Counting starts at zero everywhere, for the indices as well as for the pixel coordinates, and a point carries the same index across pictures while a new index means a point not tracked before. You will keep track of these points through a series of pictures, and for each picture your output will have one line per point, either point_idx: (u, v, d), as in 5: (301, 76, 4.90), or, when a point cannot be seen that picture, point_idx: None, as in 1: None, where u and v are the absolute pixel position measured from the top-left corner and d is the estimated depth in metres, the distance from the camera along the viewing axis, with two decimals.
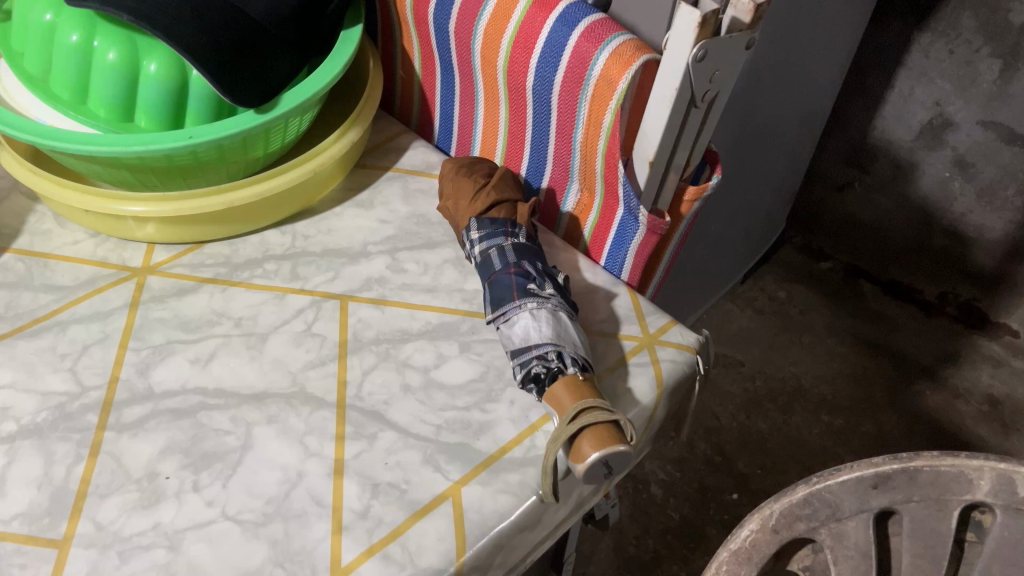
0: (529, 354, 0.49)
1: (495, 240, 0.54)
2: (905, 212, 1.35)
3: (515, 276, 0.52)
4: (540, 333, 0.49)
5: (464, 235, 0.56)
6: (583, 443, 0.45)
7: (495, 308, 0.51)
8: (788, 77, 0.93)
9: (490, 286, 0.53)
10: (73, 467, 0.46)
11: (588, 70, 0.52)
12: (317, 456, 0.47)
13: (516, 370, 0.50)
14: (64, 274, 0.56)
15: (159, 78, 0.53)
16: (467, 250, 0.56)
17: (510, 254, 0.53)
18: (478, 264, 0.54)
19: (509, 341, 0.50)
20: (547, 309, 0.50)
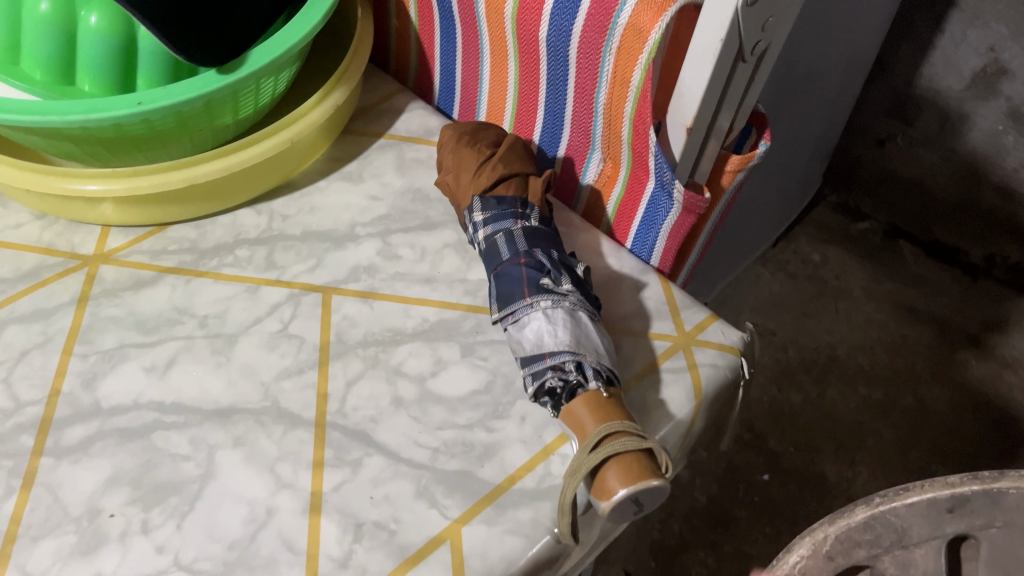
0: (543, 363, 0.41)
1: (503, 223, 0.46)
2: (954, 167, 1.23)
3: (526, 269, 0.43)
4: (556, 340, 0.40)
5: (467, 216, 0.48)
6: (608, 475, 0.37)
7: (503, 306, 0.43)
8: (833, 19, 0.82)
9: (497, 280, 0.44)
10: (2, 503, 0.39)
11: (613, 17, 0.43)
12: (290, 488, 0.39)
13: (527, 382, 0.42)
14: (4, 263, 0.49)
15: (101, 33, 0.45)
16: (471, 235, 0.48)
17: (520, 241, 0.45)
18: (482, 253, 0.46)
19: (519, 347, 0.42)
20: (566, 310, 0.42)
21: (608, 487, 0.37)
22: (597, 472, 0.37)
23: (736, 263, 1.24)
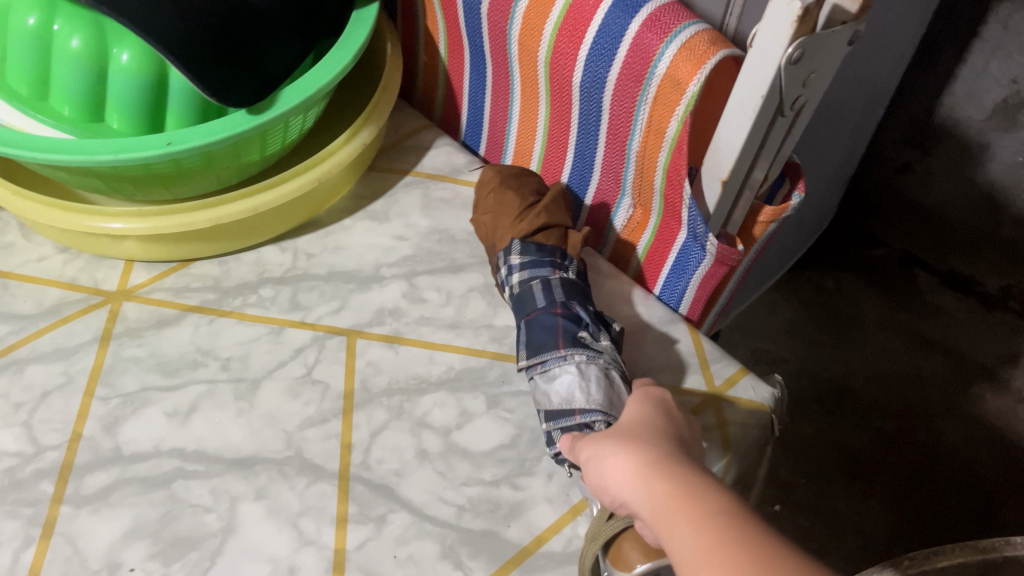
0: (572, 419, 0.40)
1: (540, 270, 0.45)
2: (973, 202, 1.18)
3: (563, 321, 0.43)
4: (588, 397, 0.40)
5: (502, 258, 0.47)
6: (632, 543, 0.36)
7: (533, 354, 0.42)
8: (863, 52, 0.80)
9: (530, 327, 0.44)
10: (22, 553, 0.38)
11: (651, 68, 0.42)
12: (313, 545, 0.39)
13: (550, 437, 0.41)
14: (25, 298, 0.48)
15: (131, 71, 0.44)
16: (502, 278, 0.47)
17: (559, 292, 0.44)
18: (514, 298, 0.45)
19: (546, 399, 0.41)
20: (600, 368, 0.41)
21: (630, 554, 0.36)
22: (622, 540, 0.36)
23: (749, 291, 1.23)
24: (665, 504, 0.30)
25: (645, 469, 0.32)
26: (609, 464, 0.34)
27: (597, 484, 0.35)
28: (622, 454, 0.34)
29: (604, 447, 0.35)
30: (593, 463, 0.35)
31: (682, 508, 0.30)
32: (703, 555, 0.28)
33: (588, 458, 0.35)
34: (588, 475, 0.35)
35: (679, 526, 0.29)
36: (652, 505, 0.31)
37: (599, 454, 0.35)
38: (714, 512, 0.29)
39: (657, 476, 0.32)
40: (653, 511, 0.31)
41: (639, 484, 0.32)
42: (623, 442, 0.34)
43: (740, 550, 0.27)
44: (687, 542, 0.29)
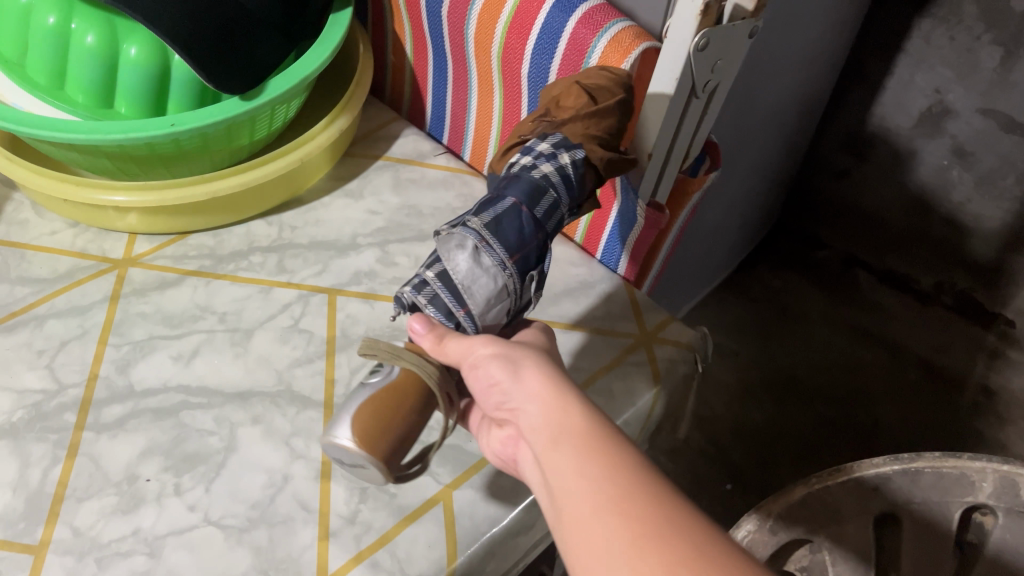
0: (458, 303, 0.41)
1: (564, 192, 0.44)
2: (905, 203, 1.20)
3: (533, 244, 0.42)
4: (481, 315, 0.41)
5: (558, 144, 0.45)
6: (395, 423, 0.36)
7: (491, 234, 0.41)
8: (793, 60, 0.88)
9: (510, 212, 0.42)
10: (50, 470, 0.44)
11: (586, 58, 0.50)
12: (304, 458, 0.45)
13: (427, 287, 0.41)
14: (42, 265, 0.54)
15: (140, 63, 0.51)
16: (539, 150, 0.45)
17: (550, 224, 0.44)
18: (517, 179, 0.43)
19: (459, 269, 0.41)
20: (508, 302, 0.42)
21: (390, 420, 0.36)
22: (406, 412, 0.36)
23: (701, 286, 1.30)
24: (574, 438, 0.31)
25: (561, 400, 0.33)
26: (520, 378, 0.35)
27: (488, 386, 0.36)
28: (537, 378, 0.34)
29: (520, 359, 0.35)
30: (497, 370, 0.36)
31: (593, 448, 0.30)
32: (605, 498, 0.28)
33: (493, 358, 0.36)
34: (477, 374, 0.36)
35: (586, 464, 0.30)
36: (559, 435, 0.32)
37: (511, 366, 0.35)
38: (623, 459, 0.30)
39: (571, 409, 0.32)
40: (558, 440, 0.31)
41: (550, 410, 0.33)
42: (540, 364, 0.35)
43: (643, 502, 0.28)
44: (592, 479, 0.29)
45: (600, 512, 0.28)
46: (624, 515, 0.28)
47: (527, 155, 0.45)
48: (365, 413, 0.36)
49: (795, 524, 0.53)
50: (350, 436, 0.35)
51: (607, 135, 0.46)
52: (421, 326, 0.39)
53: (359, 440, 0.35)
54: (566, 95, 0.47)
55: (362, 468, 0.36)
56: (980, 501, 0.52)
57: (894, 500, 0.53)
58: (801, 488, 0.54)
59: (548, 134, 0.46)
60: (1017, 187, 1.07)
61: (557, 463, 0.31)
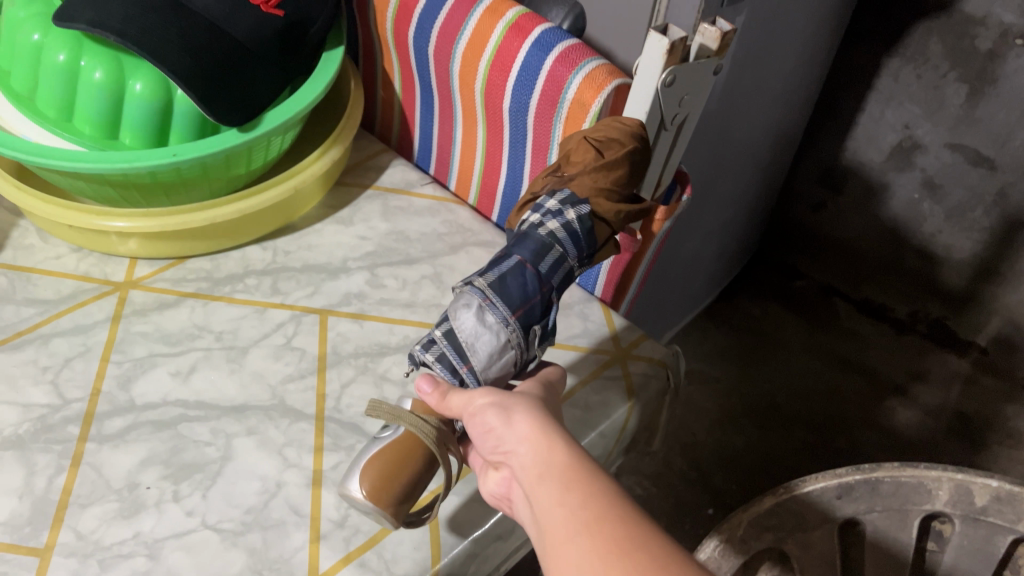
0: (461, 362, 0.42)
1: (571, 248, 0.44)
2: (879, 232, 1.24)
3: (537, 299, 0.43)
4: (484, 370, 0.42)
5: (567, 199, 0.44)
6: (399, 479, 0.39)
7: (494, 292, 0.42)
8: (765, 96, 0.91)
9: (514, 272, 0.43)
10: (55, 478, 0.46)
11: (562, 94, 0.54)
12: (296, 467, 0.48)
13: (434, 346, 0.43)
14: (47, 287, 0.57)
15: (144, 98, 0.54)
16: (547, 207, 0.44)
17: (557, 277, 0.44)
18: (524, 238, 0.44)
19: (463, 328, 0.42)
20: (512, 354, 0.43)
21: (394, 477, 0.39)
22: (410, 469, 0.39)
23: (682, 314, 1.32)
24: (559, 473, 0.32)
25: (548, 438, 0.34)
26: (512, 422, 0.35)
27: (484, 432, 0.37)
28: (526, 420, 0.35)
29: (513, 405, 0.36)
30: (492, 416, 0.36)
31: (575, 482, 0.32)
32: (584, 525, 0.30)
33: (489, 407, 0.37)
34: (474, 423, 0.37)
35: (567, 495, 0.31)
36: (545, 471, 0.33)
37: (505, 413, 0.36)
38: (602, 490, 0.31)
39: (558, 447, 0.33)
40: (543, 476, 0.33)
41: (539, 450, 0.34)
42: (531, 410, 0.36)
43: (618, 529, 0.29)
44: (572, 509, 0.31)
45: (577, 538, 0.30)
46: (599, 540, 0.29)
47: (536, 213, 0.44)
48: (373, 469, 0.39)
49: (764, 533, 0.55)
50: (360, 490, 0.38)
51: (618, 187, 0.45)
52: (427, 386, 0.40)
53: (368, 495, 0.38)
54: (575, 150, 0.45)
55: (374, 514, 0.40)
56: (938, 509, 0.55)
57: (854, 510, 0.56)
58: (770, 499, 0.56)
59: (557, 190, 0.44)
60: (986, 217, 1.11)
61: (542, 497, 0.32)
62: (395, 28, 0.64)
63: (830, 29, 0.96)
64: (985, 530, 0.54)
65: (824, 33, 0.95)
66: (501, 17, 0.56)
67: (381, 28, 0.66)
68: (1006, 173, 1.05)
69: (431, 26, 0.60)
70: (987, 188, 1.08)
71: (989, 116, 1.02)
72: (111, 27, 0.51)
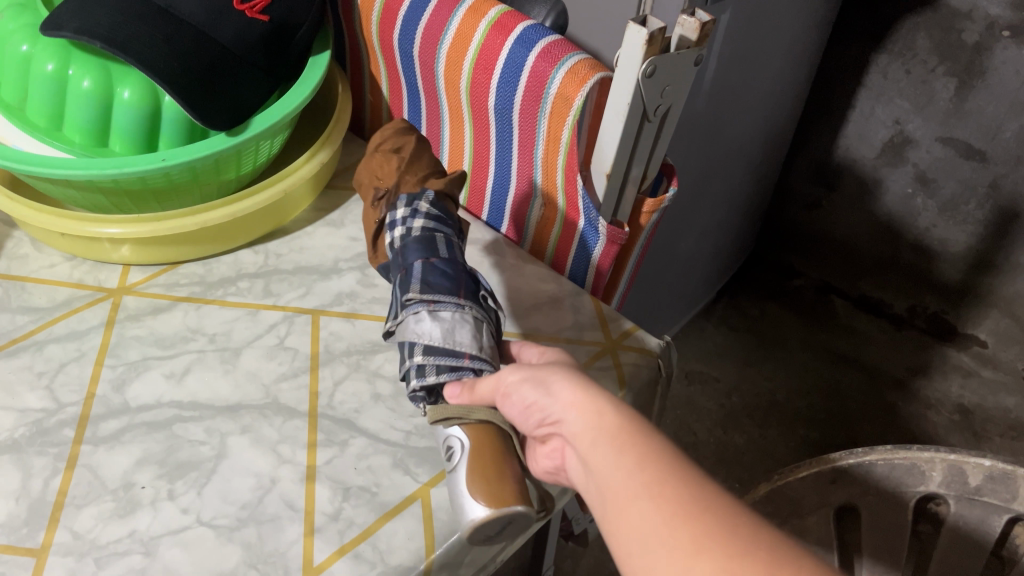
0: (462, 361, 0.43)
1: (446, 229, 0.49)
2: (875, 229, 1.24)
3: (462, 277, 0.46)
4: (483, 352, 0.43)
5: (410, 201, 0.49)
6: (507, 477, 0.39)
7: (428, 294, 0.44)
8: (754, 93, 0.92)
9: (429, 269, 0.45)
10: (51, 480, 0.47)
11: (546, 89, 0.54)
12: (290, 462, 0.48)
13: (428, 366, 0.43)
14: (42, 295, 0.58)
15: (133, 104, 0.55)
16: (400, 218, 0.49)
17: (457, 256, 0.48)
18: (407, 244, 0.47)
19: (436, 335, 0.43)
20: (486, 328, 0.45)
21: (501, 479, 0.39)
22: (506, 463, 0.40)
23: (680, 315, 1.31)
24: (612, 436, 0.33)
25: (595, 403, 0.34)
26: (553, 392, 0.36)
27: (525, 407, 0.38)
28: (567, 388, 0.36)
29: (549, 377, 0.37)
30: (530, 391, 0.37)
31: (629, 444, 0.32)
32: (643, 487, 0.30)
33: (524, 382, 0.38)
34: (514, 401, 0.38)
35: (622, 457, 0.32)
36: (597, 436, 0.33)
37: (541, 386, 0.37)
38: (656, 451, 0.31)
39: (606, 410, 0.34)
40: (595, 440, 0.33)
41: (587, 415, 0.34)
42: (571, 376, 0.36)
43: (679, 491, 0.29)
44: (628, 472, 0.31)
45: (638, 501, 0.30)
46: (660, 502, 0.29)
47: (396, 230, 0.48)
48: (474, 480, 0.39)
49: None
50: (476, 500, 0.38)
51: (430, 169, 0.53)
52: (455, 389, 0.43)
53: (493, 503, 0.38)
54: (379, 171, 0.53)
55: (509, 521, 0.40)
56: (931, 491, 0.53)
57: (851, 492, 0.55)
58: (765, 486, 0.57)
59: (398, 200, 0.50)
60: (979, 210, 1.11)
61: (599, 461, 0.32)
62: (380, 32, 0.65)
63: (817, 25, 0.96)
64: (979, 509, 0.53)
65: (811, 30, 0.96)
66: (483, 15, 0.57)
67: (367, 33, 0.67)
68: (998, 165, 1.05)
69: (416, 27, 0.61)
70: (980, 180, 1.08)
71: (979, 108, 1.02)
72: (97, 34, 0.52)
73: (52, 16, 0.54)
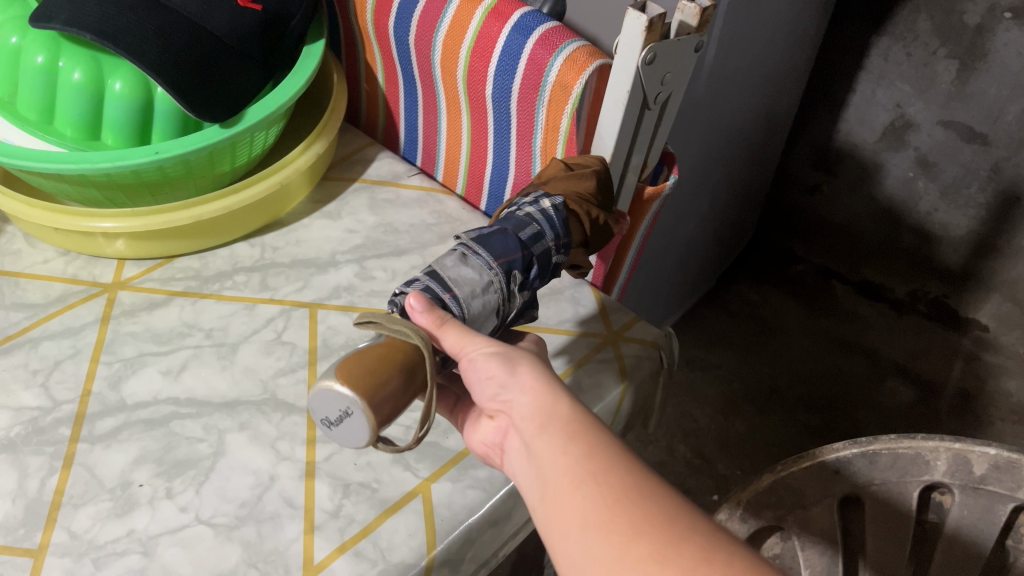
0: (441, 291, 0.41)
1: (548, 230, 0.46)
2: (876, 213, 1.23)
3: (519, 257, 0.44)
4: (467, 302, 0.41)
5: (540, 193, 0.48)
6: (376, 371, 0.34)
7: (477, 243, 0.43)
8: (755, 76, 0.90)
9: (495, 234, 0.44)
10: (47, 479, 0.46)
11: (544, 77, 0.53)
12: (289, 459, 0.48)
13: (415, 281, 0.41)
14: (35, 291, 0.57)
15: (124, 96, 0.54)
16: (523, 201, 0.47)
17: (537, 254, 0.45)
18: (507, 218, 0.46)
19: (446, 263, 0.42)
20: (496, 300, 0.42)
21: (367, 365, 0.34)
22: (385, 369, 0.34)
23: (679, 303, 1.31)
24: (561, 423, 0.32)
25: (551, 390, 0.34)
26: (518, 375, 0.34)
27: (482, 379, 0.35)
28: (530, 373, 0.34)
29: (516, 357, 0.35)
30: (495, 365, 0.35)
31: (580, 434, 0.32)
32: (589, 476, 0.30)
33: (492, 355, 0.35)
34: (473, 368, 0.35)
35: (570, 445, 0.31)
36: (546, 421, 0.33)
37: (508, 363, 0.35)
38: (605, 443, 0.31)
39: (561, 399, 0.33)
40: (544, 425, 0.33)
41: (541, 400, 0.33)
42: (535, 365, 0.35)
43: (625, 481, 0.30)
44: (575, 460, 0.31)
45: (581, 490, 0.30)
46: (605, 490, 0.30)
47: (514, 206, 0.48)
48: (348, 361, 0.34)
49: (764, 511, 0.55)
50: (327, 374, 0.33)
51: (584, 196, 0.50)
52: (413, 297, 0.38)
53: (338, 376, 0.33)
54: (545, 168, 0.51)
55: (345, 417, 0.34)
56: (936, 480, 0.53)
57: (856, 482, 0.54)
58: (768, 477, 0.55)
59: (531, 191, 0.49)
60: (981, 194, 1.10)
61: (542, 447, 0.32)
62: (375, 20, 0.64)
63: (817, 8, 0.95)
64: (984, 499, 0.53)
65: (811, 12, 0.94)
66: (480, 2, 0.55)
67: (362, 21, 0.66)
68: (999, 148, 1.04)
69: (411, 15, 0.60)
70: (981, 164, 1.07)
71: (980, 91, 1.01)
72: (86, 26, 0.51)
73: (41, 7, 0.53)
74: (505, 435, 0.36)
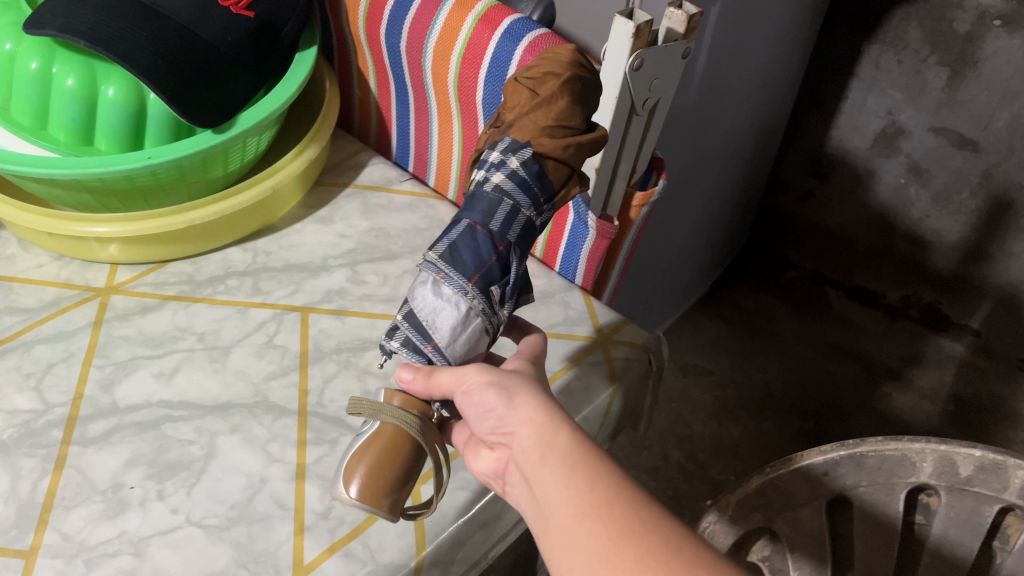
0: (424, 345, 0.42)
1: (521, 198, 0.42)
2: (869, 220, 1.23)
3: (494, 260, 0.42)
4: (450, 347, 0.41)
5: (506, 149, 0.43)
6: (389, 476, 0.38)
7: (446, 259, 0.41)
8: (746, 83, 0.91)
9: (463, 238, 0.41)
10: (39, 481, 0.46)
11: None
12: (280, 461, 0.48)
13: (398, 331, 0.43)
14: (29, 296, 0.57)
15: (117, 102, 0.55)
16: (490, 161, 0.43)
17: (514, 232, 0.43)
18: (475, 197, 0.43)
19: (420, 308, 0.42)
20: (482, 321, 0.42)
21: (380, 474, 0.37)
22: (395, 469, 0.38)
23: (671, 311, 1.31)
24: (561, 455, 0.32)
25: (552, 419, 0.34)
26: (514, 405, 0.35)
27: (482, 412, 0.36)
28: (528, 403, 0.35)
29: (516, 387, 0.36)
30: (492, 397, 0.36)
31: (580, 465, 0.32)
32: (592, 507, 0.30)
33: (489, 386, 0.36)
34: (472, 402, 0.36)
35: (572, 477, 0.31)
36: (547, 453, 0.33)
37: (506, 394, 0.36)
38: (606, 472, 0.32)
39: (562, 429, 0.33)
40: (545, 455, 0.33)
41: (542, 431, 0.33)
42: (534, 393, 0.35)
43: (626, 511, 0.30)
44: (578, 492, 0.31)
45: (586, 521, 0.30)
46: (609, 522, 0.30)
47: (481, 169, 0.44)
48: (362, 473, 0.37)
49: (752, 513, 0.55)
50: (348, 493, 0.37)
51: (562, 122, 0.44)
52: (409, 373, 0.40)
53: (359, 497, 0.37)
54: (516, 99, 0.46)
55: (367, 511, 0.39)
56: (923, 481, 0.53)
57: (841, 484, 0.55)
58: (756, 478, 0.55)
59: (500, 141, 0.44)
60: (972, 200, 1.11)
61: (543, 479, 0.32)
62: (367, 27, 0.65)
63: (807, 16, 0.96)
64: (971, 499, 0.53)
65: (802, 20, 0.95)
66: (470, 10, 0.56)
67: (354, 28, 0.67)
68: (990, 154, 1.05)
69: (403, 22, 0.61)
70: (972, 170, 1.08)
71: (970, 98, 1.02)
72: (80, 32, 0.51)
73: (36, 14, 0.54)
74: (505, 467, 0.36)
